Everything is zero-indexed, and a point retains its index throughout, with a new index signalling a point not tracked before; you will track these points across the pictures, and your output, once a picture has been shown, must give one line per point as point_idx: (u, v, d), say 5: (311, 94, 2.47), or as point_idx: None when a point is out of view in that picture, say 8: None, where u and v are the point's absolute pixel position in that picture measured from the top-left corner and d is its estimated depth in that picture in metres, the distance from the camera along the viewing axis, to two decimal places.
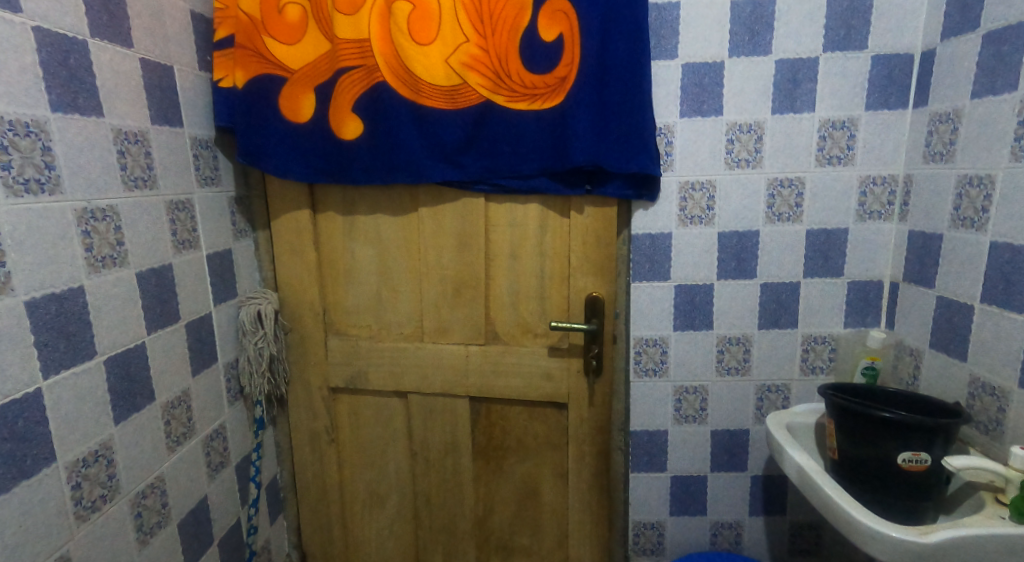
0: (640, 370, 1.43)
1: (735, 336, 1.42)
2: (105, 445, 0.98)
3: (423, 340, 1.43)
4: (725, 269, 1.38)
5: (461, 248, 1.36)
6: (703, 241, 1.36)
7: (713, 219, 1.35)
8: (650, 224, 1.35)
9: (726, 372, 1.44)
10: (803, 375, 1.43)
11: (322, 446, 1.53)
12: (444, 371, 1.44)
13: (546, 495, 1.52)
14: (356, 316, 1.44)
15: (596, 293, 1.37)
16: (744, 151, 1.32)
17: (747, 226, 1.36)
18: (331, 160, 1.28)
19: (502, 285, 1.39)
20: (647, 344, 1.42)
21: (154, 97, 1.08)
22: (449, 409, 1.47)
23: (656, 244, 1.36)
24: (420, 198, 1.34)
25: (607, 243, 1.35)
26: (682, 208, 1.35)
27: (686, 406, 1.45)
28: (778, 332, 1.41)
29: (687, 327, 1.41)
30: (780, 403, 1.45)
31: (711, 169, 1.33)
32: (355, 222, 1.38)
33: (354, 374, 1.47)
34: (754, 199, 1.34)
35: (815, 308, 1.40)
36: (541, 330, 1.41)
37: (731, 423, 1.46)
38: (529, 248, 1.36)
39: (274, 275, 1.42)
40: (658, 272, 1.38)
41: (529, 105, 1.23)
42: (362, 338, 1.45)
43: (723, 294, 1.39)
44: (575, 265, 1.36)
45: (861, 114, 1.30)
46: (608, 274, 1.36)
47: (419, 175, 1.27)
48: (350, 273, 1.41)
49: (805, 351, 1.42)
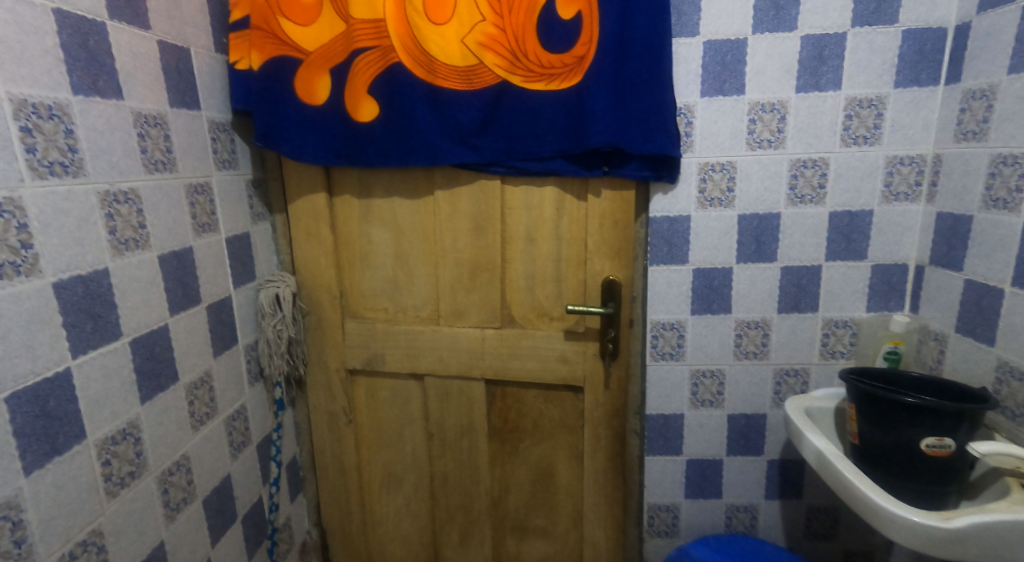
0: (656, 353, 1.42)
1: (754, 320, 1.40)
2: (131, 423, 1.00)
3: (440, 323, 1.44)
4: (745, 252, 1.36)
5: (477, 232, 1.36)
6: (723, 223, 1.34)
7: (733, 201, 1.33)
8: (668, 207, 1.33)
9: (745, 356, 1.43)
10: (823, 359, 1.42)
11: (340, 427, 1.55)
12: (460, 354, 1.45)
13: (561, 477, 1.53)
14: (373, 299, 1.44)
15: (612, 277, 1.36)
16: (766, 131, 1.29)
17: (768, 208, 1.33)
18: (347, 143, 1.28)
19: (519, 269, 1.38)
20: (664, 328, 1.41)
21: (172, 79, 1.08)
22: (465, 392, 1.48)
23: (674, 227, 1.35)
24: (435, 181, 1.34)
25: (625, 226, 1.33)
26: (701, 190, 1.33)
27: (703, 390, 1.45)
28: (798, 316, 1.40)
29: (706, 310, 1.40)
30: (798, 388, 1.44)
31: (732, 149, 1.31)
32: (372, 205, 1.38)
33: (371, 356, 1.48)
34: (776, 180, 1.32)
35: (837, 292, 1.38)
36: (558, 314, 1.40)
37: (748, 407, 1.46)
38: (545, 231, 1.35)
39: (291, 258, 1.43)
40: (677, 255, 1.36)
41: (546, 86, 1.21)
42: (378, 321, 1.45)
43: (743, 277, 1.38)
44: (591, 249, 1.35)
45: (889, 92, 1.26)
46: (625, 257, 1.35)
47: (435, 157, 1.27)
48: (366, 256, 1.41)
49: (825, 335, 1.40)
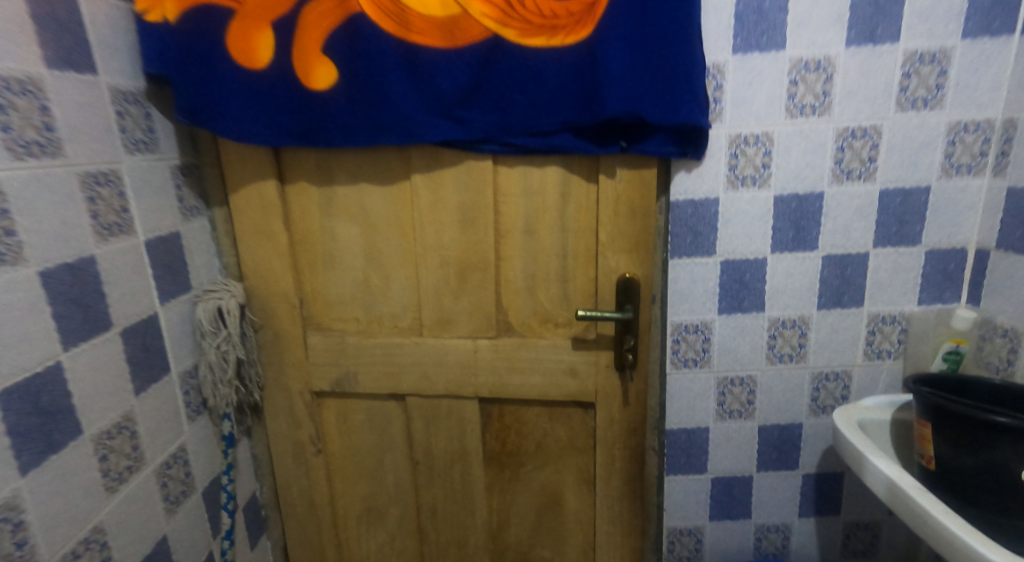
0: (678, 360, 1.24)
1: (790, 318, 1.22)
2: (9, 504, 0.75)
3: (423, 335, 1.19)
4: (782, 240, 1.16)
5: (466, 223, 1.12)
6: (756, 207, 1.14)
7: (769, 180, 1.12)
8: (693, 188, 1.12)
9: (779, 360, 1.24)
10: (867, 360, 1.24)
11: (307, 458, 1.30)
12: (448, 370, 1.21)
13: (569, 505, 1.32)
14: (340, 307, 1.19)
15: (629, 273, 1.12)
16: (810, 95, 1.08)
17: (809, 187, 1.13)
18: (299, 117, 1.02)
19: (517, 268, 1.14)
20: (687, 331, 1.22)
21: (49, 32, 0.81)
22: (456, 413, 1.25)
23: (699, 212, 1.14)
24: (413, 162, 1.09)
25: (645, 213, 1.09)
26: (731, 166, 1.11)
27: (731, 400, 1.27)
28: (839, 312, 1.21)
29: (735, 309, 1.21)
30: (838, 393, 1.27)
31: (769, 118, 1.09)
32: (335, 194, 1.12)
33: (341, 377, 1.23)
34: (819, 154, 1.11)
35: (885, 283, 1.19)
36: (564, 319, 1.17)
37: (782, 417, 1.29)
38: (547, 221, 1.11)
39: (237, 260, 1.16)
40: (701, 246, 1.16)
41: (547, 41, 0.97)
42: (349, 334, 1.21)
43: (779, 271, 1.18)
44: (603, 243, 1.11)
45: (955, 44, 1.05)
46: (645, 250, 1.10)
47: (411, 134, 1.02)
48: (331, 256, 1.16)
49: (870, 333, 1.23)
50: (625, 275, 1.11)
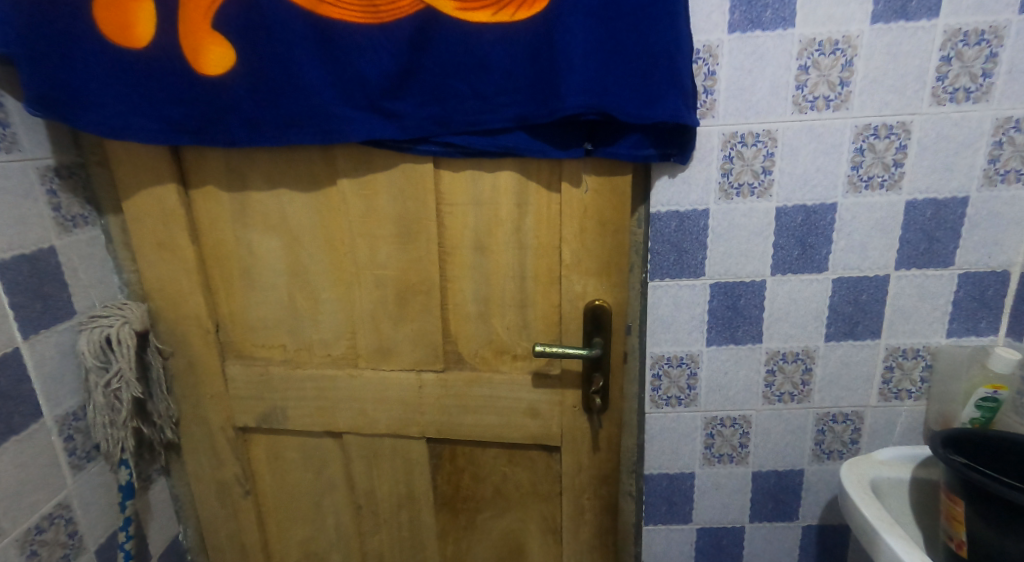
0: (659, 398, 1.06)
1: (792, 351, 1.03)
2: None
3: (360, 366, 1.02)
4: (785, 260, 0.97)
5: (405, 238, 0.93)
6: (754, 221, 0.95)
7: (770, 188, 0.93)
8: (677, 199, 0.93)
9: (778, 400, 1.07)
10: (882, 400, 1.06)
11: (234, 500, 1.13)
12: (390, 407, 1.04)
13: (532, 557, 1.15)
14: (263, 333, 1.02)
15: (599, 300, 0.94)
16: (824, 84, 0.87)
17: (819, 197, 0.93)
18: (193, 109, 0.83)
19: (467, 292, 0.96)
20: (669, 364, 1.04)
21: None
22: (401, 453, 1.09)
23: (684, 227, 0.95)
24: (339, 164, 0.90)
25: (618, 229, 0.90)
26: (724, 172, 0.92)
27: (720, 443, 1.10)
28: (851, 344, 1.03)
29: (726, 340, 1.03)
30: (847, 437, 1.09)
31: (772, 112, 0.89)
32: (249, 201, 0.93)
33: (267, 411, 1.06)
34: (833, 157, 0.91)
35: (907, 311, 1.00)
36: (523, 351, 0.99)
37: (781, 462, 1.11)
38: (500, 237, 0.92)
39: (139, 277, 0.98)
40: (687, 267, 0.97)
41: (493, 16, 0.78)
42: (274, 363, 1.04)
43: (779, 295, 1.00)
44: (567, 265, 0.92)
45: (1009, 20, 0.84)
46: (618, 275, 0.92)
47: (329, 131, 0.83)
48: (249, 274, 0.98)
49: (887, 369, 1.04)
50: (595, 303, 0.93)
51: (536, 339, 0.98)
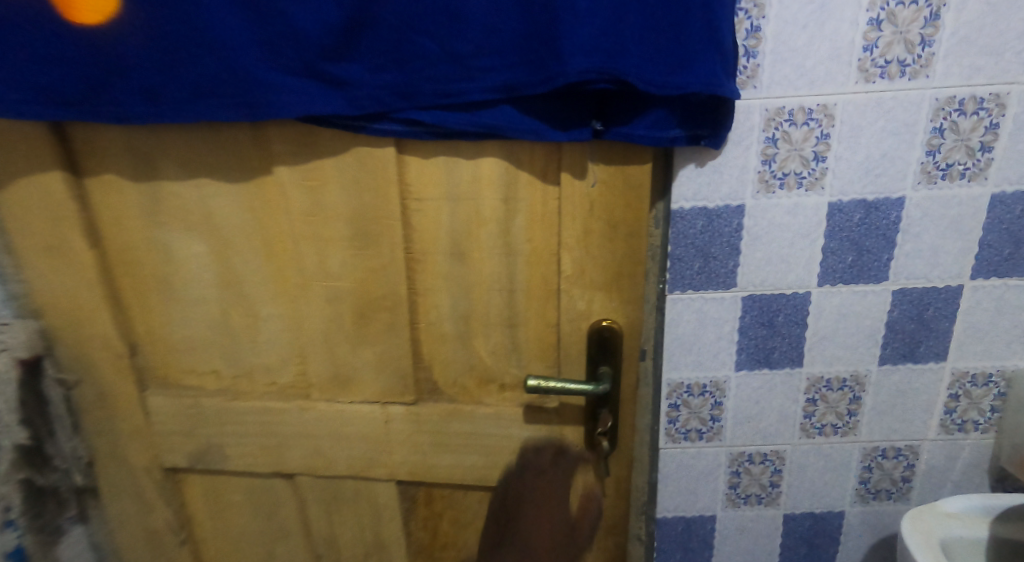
0: (675, 432, 0.88)
1: (838, 377, 0.85)
2: None
3: (312, 397, 0.83)
4: (837, 268, 0.78)
5: (363, 242, 0.73)
6: (801, 219, 0.76)
7: (822, 179, 0.74)
8: (706, 192, 0.74)
9: (819, 433, 0.89)
10: (942, 433, 0.89)
11: (168, 550, 0.94)
12: (350, 446, 0.85)
13: None
14: (191, 357, 0.82)
15: (607, 320, 0.75)
16: (900, 44, 0.67)
17: (884, 189, 0.74)
18: (69, 73, 0.62)
19: (443, 308, 0.77)
20: (690, 392, 0.86)
21: None
22: (366, 497, 0.90)
23: (713, 228, 0.76)
24: (273, 146, 0.69)
25: (631, 232, 0.70)
26: (766, 158, 0.72)
27: (748, 483, 0.92)
28: (910, 369, 0.85)
29: (759, 364, 0.84)
30: (898, 474, 0.91)
31: (831, 81, 0.69)
32: (162, 194, 0.73)
33: (201, 451, 0.87)
34: (905, 138, 0.72)
35: (982, 329, 0.82)
36: (513, 380, 0.81)
37: (818, 503, 0.94)
38: (484, 241, 0.73)
39: (28, 289, 0.78)
40: (715, 276, 0.79)
41: None
42: (206, 393, 0.84)
43: (826, 311, 0.81)
44: (568, 277, 0.73)
45: None
46: (631, 291, 0.74)
47: (252, 103, 0.62)
48: (168, 286, 0.78)
49: (952, 398, 0.86)
50: (602, 324, 0.75)
51: (528, 365, 0.80)
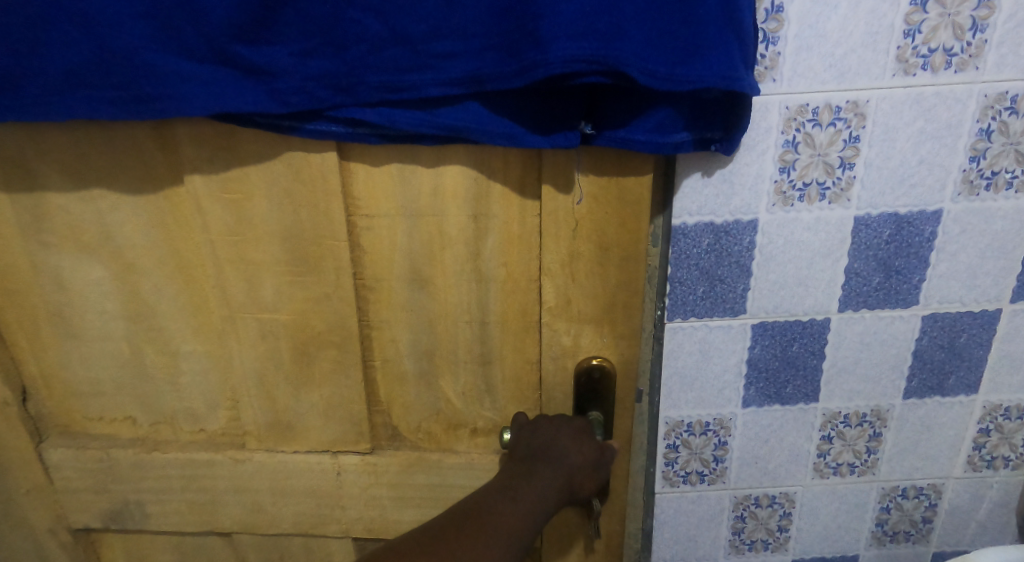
0: (673, 475, 0.78)
1: (857, 413, 0.75)
2: None
3: (248, 447, 0.70)
4: (861, 292, 0.68)
5: (300, 268, 0.60)
6: (823, 236, 0.65)
7: (849, 189, 0.62)
8: (714, 205, 0.62)
9: (833, 473, 0.79)
10: (969, 472, 0.79)
11: None
12: (295, 501, 0.73)
13: None
14: (98, 401, 0.69)
15: (598, 358, 0.64)
16: (948, 29, 0.56)
17: (919, 201, 0.63)
18: None
19: (401, 344, 0.64)
20: (690, 431, 0.75)
21: None
22: (317, 558, 0.77)
23: (721, 247, 0.64)
24: (181, 149, 0.55)
25: (627, 257, 0.59)
26: (785, 165, 0.61)
27: (753, 528, 0.82)
28: (938, 403, 0.75)
29: (769, 400, 0.74)
30: (918, 515, 0.82)
31: (864, 74, 0.57)
32: (48, 211, 0.59)
33: (117, 507, 0.74)
34: (947, 142, 0.61)
35: (1019, 359, 0.72)
36: (486, 425, 0.69)
37: (829, 547, 0.84)
38: (450, 266, 0.60)
39: None
40: (723, 302, 0.67)
41: None
42: (120, 443, 0.71)
43: (847, 339, 0.70)
44: (551, 309, 0.62)
45: None
46: (627, 324, 0.62)
47: (143, 96, 0.48)
48: (64, 319, 0.65)
49: (982, 434, 0.77)
50: (592, 363, 0.64)
51: (503, 407, 0.68)
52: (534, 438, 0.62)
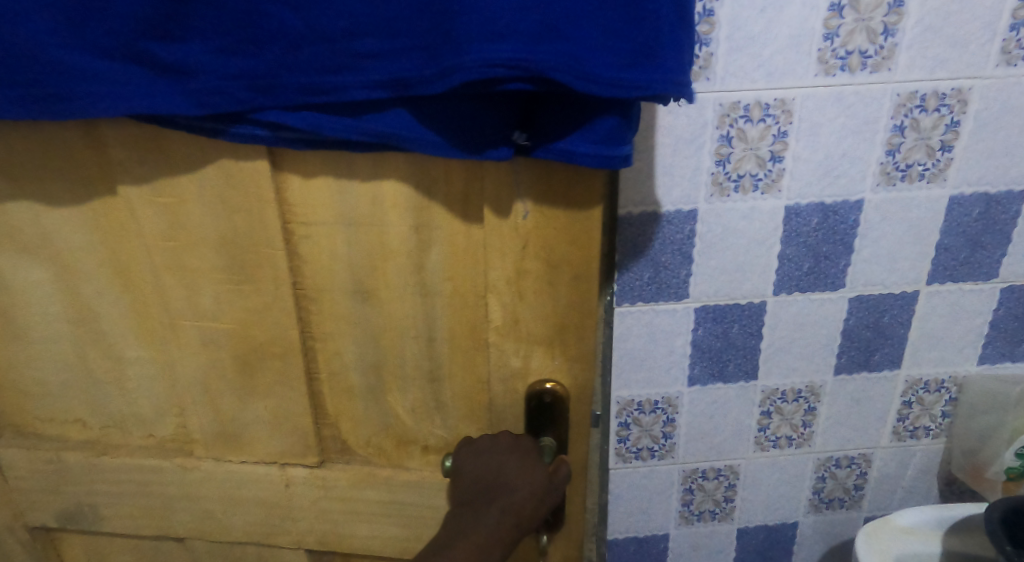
0: (626, 451, 0.83)
1: (793, 389, 0.81)
2: None
3: (196, 456, 0.71)
4: (793, 276, 0.73)
5: (238, 278, 0.59)
6: (757, 224, 0.70)
7: (779, 180, 0.68)
8: (657, 196, 0.67)
9: (773, 445, 0.85)
10: (895, 440, 0.86)
11: None
12: (244, 510, 0.73)
13: None
14: (48, 403, 0.70)
15: (550, 382, 0.62)
16: (862, 33, 0.61)
17: (842, 191, 0.69)
18: None
19: (345, 356, 0.63)
20: (640, 410, 0.80)
21: None
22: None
23: (664, 235, 0.69)
24: (109, 156, 0.54)
25: (577, 276, 0.56)
26: (720, 158, 0.66)
27: (701, 499, 0.87)
28: (865, 378, 0.81)
29: (712, 379, 0.79)
30: (851, 483, 0.88)
31: (790, 74, 0.62)
32: None
33: (69, 509, 0.75)
34: (865, 137, 0.66)
35: (936, 336, 0.79)
36: (438, 444, 0.68)
37: (771, 516, 0.90)
38: (393, 277, 0.58)
39: None
40: (667, 287, 0.72)
41: None
42: (71, 445, 0.72)
43: (782, 321, 0.76)
44: (500, 329, 0.60)
45: None
46: (578, 347, 0.60)
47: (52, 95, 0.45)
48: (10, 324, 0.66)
49: (905, 405, 0.83)
50: (544, 388, 0.61)
51: (455, 426, 0.67)
52: (475, 468, 0.61)
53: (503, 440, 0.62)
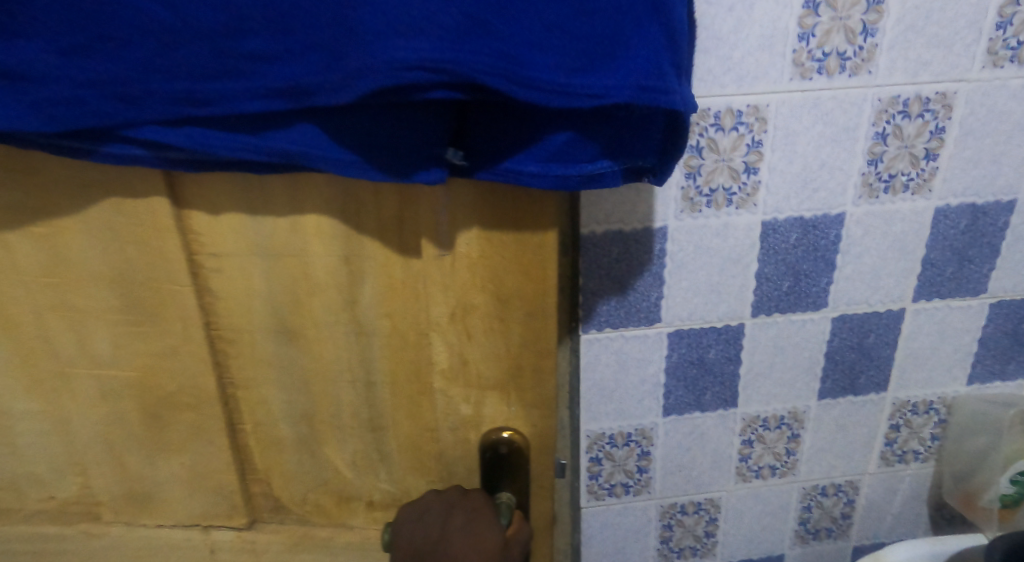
0: (598, 488, 0.76)
1: (775, 416, 0.75)
2: None
3: (102, 521, 0.66)
4: (772, 297, 0.68)
5: (138, 318, 0.54)
6: (732, 242, 0.64)
7: (755, 194, 0.62)
8: (623, 213, 0.61)
9: (755, 476, 0.79)
10: (882, 466, 0.80)
11: None
12: None
13: None
14: None
15: (508, 431, 0.56)
16: (840, 33, 0.56)
17: (822, 205, 0.64)
18: None
19: (273, 406, 0.58)
20: (612, 443, 0.74)
21: None
22: None
23: (632, 256, 0.63)
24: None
25: (524, 317, 0.51)
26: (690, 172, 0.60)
27: (681, 536, 0.81)
28: (849, 402, 0.76)
29: (689, 408, 0.73)
30: (838, 512, 0.83)
31: (763, 78, 0.57)
32: None
33: None
34: (845, 147, 0.61)
35: (922, 355, 0.74)
36: (382, 498, 0.62)
37: (755, 550, 0.84)
38: (321, 315, 0.53)
39: None
40: (638, 311, 0.66)
41: None
42: None
43: (761, 345, 0.70)
44: (444, 371, 0.54)
45: None
46: (527, 389, 0.55)
47: None
48: None
49: (893, 429, 0.78)
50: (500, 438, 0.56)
51: (400, 479, 0.61)
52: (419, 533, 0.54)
53: (450, 493, 0.56)
